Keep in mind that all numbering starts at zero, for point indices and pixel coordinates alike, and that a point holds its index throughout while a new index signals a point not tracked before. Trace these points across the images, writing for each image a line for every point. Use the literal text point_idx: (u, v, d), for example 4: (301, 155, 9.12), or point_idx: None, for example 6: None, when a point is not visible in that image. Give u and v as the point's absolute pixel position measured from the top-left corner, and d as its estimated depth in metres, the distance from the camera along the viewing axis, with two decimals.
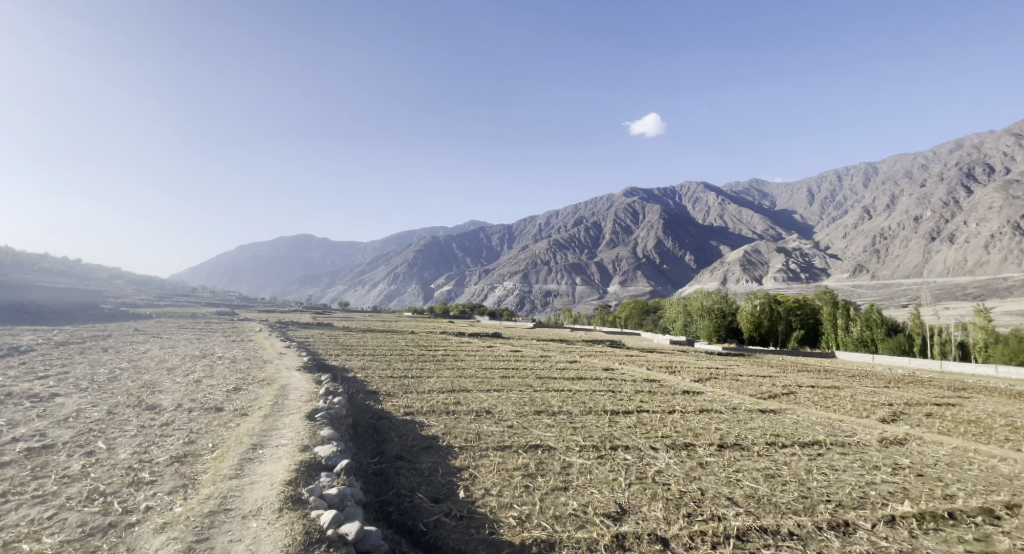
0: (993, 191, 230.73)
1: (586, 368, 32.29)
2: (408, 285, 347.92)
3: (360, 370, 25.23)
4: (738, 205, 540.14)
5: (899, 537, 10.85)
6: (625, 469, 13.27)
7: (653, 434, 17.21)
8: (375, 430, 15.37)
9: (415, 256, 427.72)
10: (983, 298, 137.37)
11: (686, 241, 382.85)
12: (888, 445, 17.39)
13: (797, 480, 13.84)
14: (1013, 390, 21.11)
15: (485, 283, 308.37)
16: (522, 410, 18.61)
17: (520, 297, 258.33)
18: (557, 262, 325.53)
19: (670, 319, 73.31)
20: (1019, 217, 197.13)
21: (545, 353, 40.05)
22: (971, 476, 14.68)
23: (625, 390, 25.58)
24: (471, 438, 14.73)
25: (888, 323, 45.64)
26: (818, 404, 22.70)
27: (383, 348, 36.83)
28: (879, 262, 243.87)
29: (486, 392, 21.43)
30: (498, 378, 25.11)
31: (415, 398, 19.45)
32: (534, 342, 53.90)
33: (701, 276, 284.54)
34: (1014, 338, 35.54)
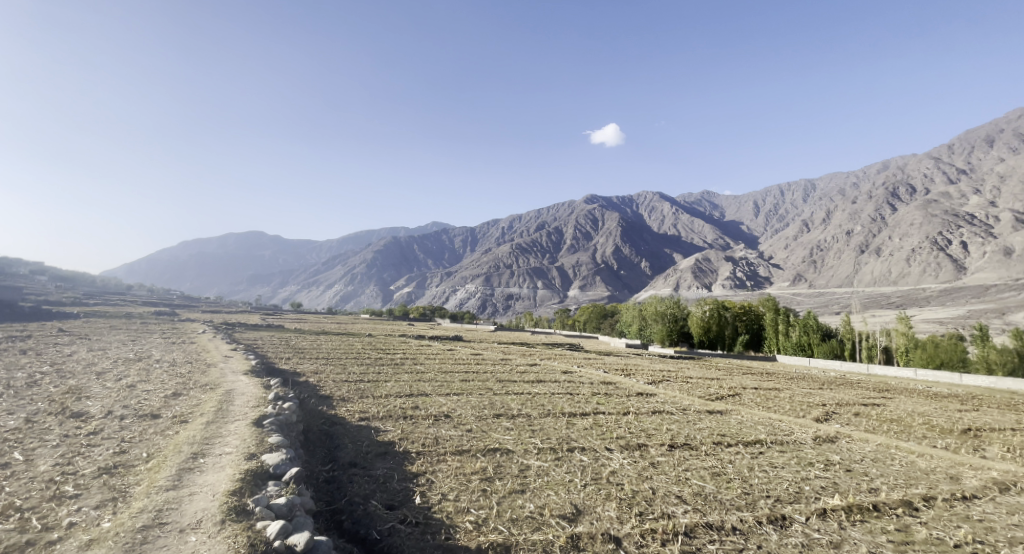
0: (915, 210, 250.30)
1: (545, 371, 32.84)
2: (366, 285, 342.00)
3: (312, 374, 24.75)
4: (691, 216, 561.33)
5: (829, 529, 11.74)
6: (582, 470, 13.78)
7: (608, 435, 17.88)
8: (327, 436, 15.26)
9: (374, 257, 420.58)
10: (904, 306, 148.17)
11: (642, 249, 393.26)
12: (821, 442, 18.71)
13: (740, 477, 14.73)
14: (933, 391, 23.04)
15: (446, 285, 306.97)
16: (481, 414, 18.87)
17: (482, 300, 258.27)
18: (519, 266, 327.65)
19: (627, 323, 75.22)
20: (937, 234, 213.87)
21: (505, 356, 40.31)
22: (892, 471, 16.03)
23: (583, 392, 26.31)
24: (427, 443, 14.88)
25: (823, 328, 48.55)
26: (760, 404, 24.09)
27: (337, 351, 36.23)
28: (816, 272, 259.06)
29: (445, 396, 21.55)
30: (457, 382, 25.22)
31: (371, 403, 19.31)
32: (495, 344, 54.16)
33: (655, 283, 293.03)
34: (931, 343, 38.41)
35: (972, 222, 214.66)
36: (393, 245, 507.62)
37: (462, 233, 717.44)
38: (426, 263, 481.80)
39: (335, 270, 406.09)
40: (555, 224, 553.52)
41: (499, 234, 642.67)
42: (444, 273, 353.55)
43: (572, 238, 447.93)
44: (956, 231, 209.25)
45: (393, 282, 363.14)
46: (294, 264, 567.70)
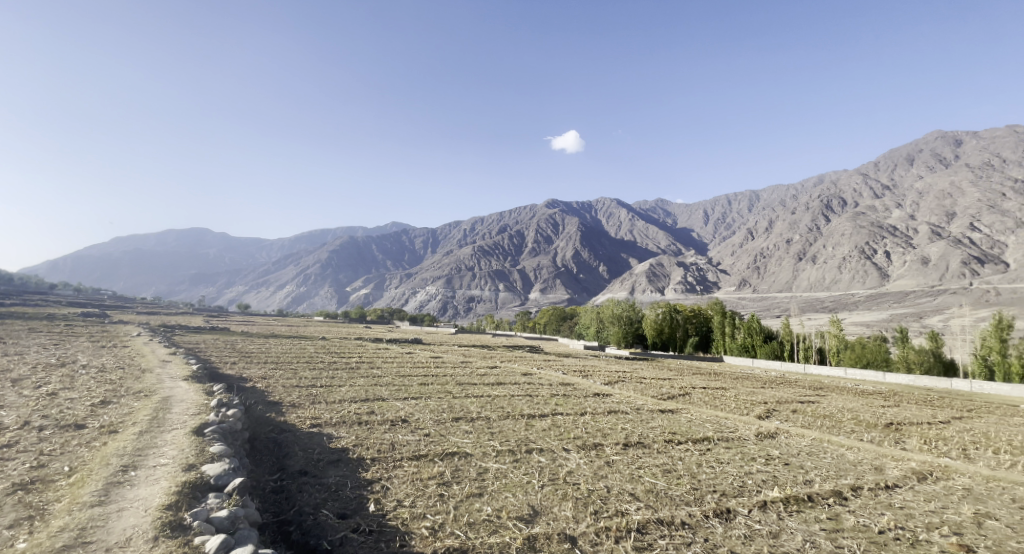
0: (846, 221, 267.72)
1: (504, 373, 33.18)
2: (321, 287, 332.43)
3: (260, 380, 24.15)
4: (646, 223, 578.92)
5: (768, 519, 12.59)
6: (539, 471, 14.17)
7: (566, 436, 18.39)
8: (275, 444, 15.07)
9: (330, 257, 409.77)
10: (836, 311, 158.28)
11: (600, 253, 401.39)
12: (762, 438, 19.91)
13: (689, 473, 15.53)
14: (865, 389, 24.74)
15: (406, 287, 302.82)
16: (439, 418, 19.02)
17: (443, 302, 256.35)
18: (480, 268, 327.80)
19: (585, 325, 76.58)
20: (865, 243, 229.95)
21: (465, 359, 40.35)
22: (826, 463, 17.26)
23: (541, 393, 26.77)
24: (383, 449, 14.94)
25: (765, 331, 51.11)
26: (708, 403, 25.28)
27: (288, 354, 35.29)
28: (760, 277, 272.36)
29: (402, 400, 21.54)
30: (415, 386, 25.22)
31: (323, 409, 19.14)
32: (454, 347, 54.20)
33: (612, 286, 300.00)
34: (860, 344, 41.16)
35: (895, 233, 232.45)
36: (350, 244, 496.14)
37: (422, 235, 711.29)
38: (384, 265, 473.52)
39: (287, 271, 392.69)
40: (515, 228, 556.73)
41: (459, 235, 640.84)
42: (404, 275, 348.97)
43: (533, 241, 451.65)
44: (881, 241, 226.06)
45: (349, 284, 354.49)
46: (244, 265, 544.92)
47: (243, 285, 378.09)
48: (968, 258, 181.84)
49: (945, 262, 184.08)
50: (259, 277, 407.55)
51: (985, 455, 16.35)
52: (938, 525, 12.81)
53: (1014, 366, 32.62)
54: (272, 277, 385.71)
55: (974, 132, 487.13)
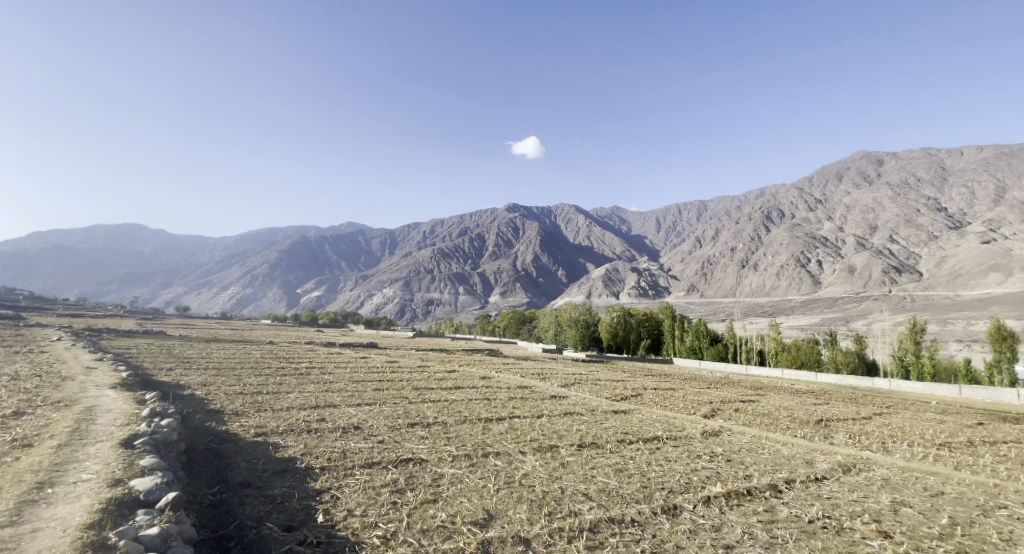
0: (784, 232, 284.34)
1: (462, 377, 33.34)
2: (271, 289, 321.05)
3: (199, 387, 23.38)
4: (603, 229, 592.69)
5: (711, 513, 13.36)
6: (495, 474, 14.51)
7: (522, 439, 18.80)
8: (214, 455, 14.73)
9: (280, 258, 396.69)
10: (775, 314, 167.76)
11: (559, 257, 407.93)
12: (707, 436, 21.00)
13: (640, 471, 16.26)
14: (803, 388, 26.31)
15: (360, 290, 297.03)
16: (394, 423, 19.07)
17: (400, 305, 252.70)
18: (440, 271, 326.82)
19: (543, 328, 77.75)
20: (800, 253, 244.88)
21: (423, 363, 40.22)
22: (764, 458, 18.40)
23: (499, 397, 27.11)
24: (334, 457, 14.89)
25: (711, 334, 53.32)
26: (658, 403, 26.40)
27: (230, 359, 34.17)
28: (707, 282, 284.48)
29: (355, 407, 21.39)
30: (369, 392, 25.04)
31: (269, 417, 18.82)
32: (412, 351, 53.88)
33: (571, 290, 305.27)
34: (795, 347, 43.48)
35: (827, 242, 248.87)
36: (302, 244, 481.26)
37: (379, 236, 700.81)
38: (339, 266, 462.53)
39: (233, 271, 377.16)
40: (474, 230, 556.99)
41: (418, 238, 635.96)
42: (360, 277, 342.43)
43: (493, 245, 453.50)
44: (815, 250, 241.79)
45: (301, 287, 343.84)
46: (186, 264, 519.27)
47: (184, 285, 359.73)
48: (888, 268, 198.77)
49: (868, 270, 200.58)
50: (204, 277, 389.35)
51: (903, 448, 17.80)
52: (859, 513, 13.96)
53: (926, 366, 35.62)
54: (216, 278, 369.05)
55: (895, 154, 529.98)
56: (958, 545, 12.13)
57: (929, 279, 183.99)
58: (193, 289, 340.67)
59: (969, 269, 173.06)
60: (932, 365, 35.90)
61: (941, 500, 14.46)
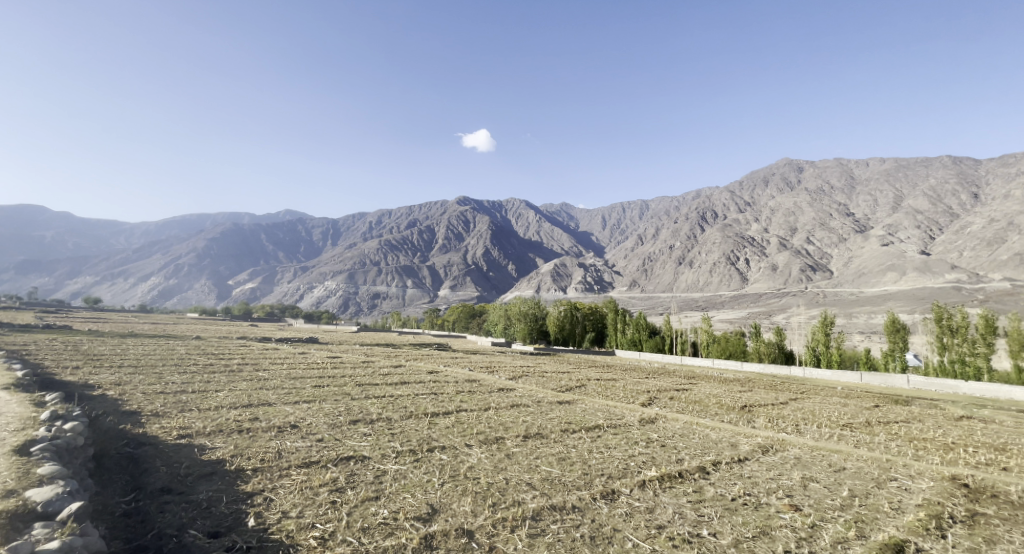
0: (716, 231, 301.00)
1: (409, 372, 33.41)
2: (198, 280, 302.44)
3: (112, 386, 22.23)
4: (551, 224, 603.82)
5: (646, 496, 14.33)
6: (440, 469, 14.89)
7: (468, 432, 19.26)
8: (130, 459, 14.10)
9: (211, 249, 374.40)
10: (707, 308, 177.94)
11: (509, 252, 411.36)
12: (644, 423, 22.27)
13: (581, 460, 17.13)
14: (732, 378, 28.13)
15: (300, 283, 286.09)
16: (335, 421, 19.00)
17: (344, 298, 245.92)
18: (388, 264, 321.93)
19: (492, 322, 78.32)
20: (731, 251, 260.51)
21: (367, 359, 39.79)
22: (695, 443, 19.76)
23: (446, 391, 27.47)
24: (268, 458, 14.64)
25: (650, 327, 55.80)
26: (600, 393, 27.61)
27: (150, 357, 32.43)
28: (647, 278, 296.76)
29: (291, 405, 21.10)
30: (308, 388, 24.71)
31: (195, 417, 18.21)
32: (356, 346, 53.04)
33: (520, 284, 308.89)
34: (724, 339, 46.48)
35: (754, 242, 265.48)
36: (235, 233, 455.89)
37: (321, 226, 677.05)
38: (276, 257, 443.07)
39: (154, 260, 351.49)
40: (421, 223, 550.15)
41: (364, 230, 623.19)
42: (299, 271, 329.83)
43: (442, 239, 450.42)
44: (743, 250, 258.27)
45: (233, 279, 326.12)
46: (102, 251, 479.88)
47: (96, 274, 330.81)
48: (806, 266, 215.19)
49: (788, 269, 217.21)
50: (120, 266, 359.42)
51: (813, 429, 19.64)
52: (772, 490, 15.39)
53: (834, 355, 39.00)
54: (132, 267, 341.81)
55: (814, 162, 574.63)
56: (853, 514, 13.71)
57: (839, 276, 201.00)
58: (106, 278, 313.61)
59: (871, 269, 190.05)
60: (839, 355, 39.30)
61: (841, 474, 16.22)
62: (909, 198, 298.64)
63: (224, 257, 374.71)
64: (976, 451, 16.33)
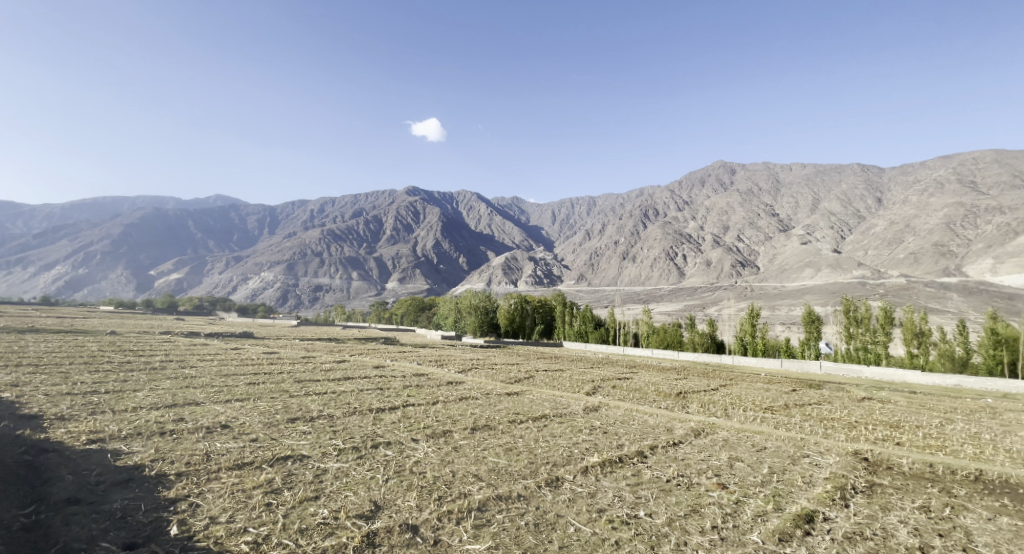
0: (657, 228, 313.58)
1: (354, 367, 33.01)
2: (114, 270, 279.97)
3: (12, 390, 20.44)
4: (502, 217, 607.95)
5: (588, 482, 14.98)
6: (384, 465, 14.61)
7: (414, 427, 19.41)
8: (32, 466, 12.55)
9: (130, 236, 347.55)
10: (647, 301, 185.70)
11: (460, 245, 410.66)
12: (588, 411, 23.25)
13: (526, 450, 17.75)
14: (667, 367, 29.78)
15: (232, 275, 272.07)
16: (272, 420, 18.33)
17: (283, 291, 237.11)
18: (331, 255, 313.39)
19: (442, 315, 78.52)
20: (670, 248, 272.36)
21: (309, 354, 38.83)
22: (634, 429, 20.89)
23: (393, 386, 27.49)
24: (195, 461, 13.59)
25: (596, 319, 57.91)
26: (547, 383, 28.58)
27: (56, 355, 30.02)
28: (593, 272, 305.10)
29: (223, 404, 20.28)
30: (242, 387, 23.87)
31: (111, 420, 16.88)
32: (296, 341, 51.49)
33: (470, 277, 309.43)
34: (664, 330, 48.87)
35: (692, 239, 278.77)
36: (160, 221, 426.00)
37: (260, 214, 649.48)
38: (208, 247, 419.02)
39: (62, 246, 321.56)
40: (369, 213, 539.35)
41: (308, 220, 603.31)
42: (231, 262, 313.56)
43: (391, 229, 443.61)
44: (681, 247, 271.20)
45: (154, 269, 304.55)
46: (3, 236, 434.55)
47: None
48: (736, 261, 230.07)
49: (721, 264, 231.40)
50: (22, 252, 326.34)
51: (738, 413, 21.27)
52: (702, 471, 16.52)
53: (759, 344, 41.99)
54: (35, 253, 310.90)
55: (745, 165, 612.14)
56: (772, 490, 14.95)
57: (765, 272, 216.13)
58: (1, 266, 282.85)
59: (791, 264, 205.23)
60: (763, 343, 42.30)
61: (762, 454, 17.67)
62: (827, 199, 323.92)
63: (144, 245, 348.75)
64: (875, 429, 18.17)
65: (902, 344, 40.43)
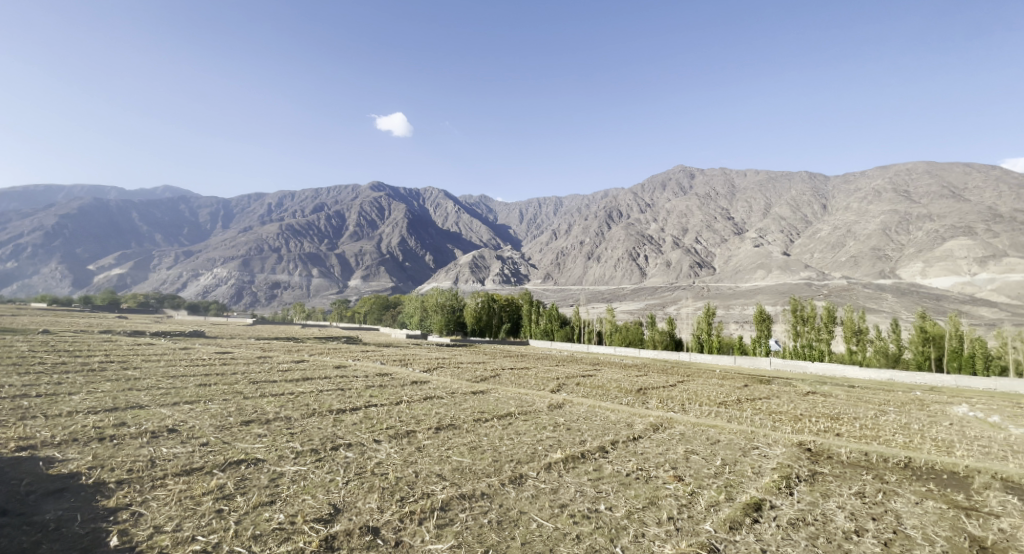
0: (620, 228, 319.60)
1: (315, 368, 32.44)
2: (47, 263, 262.04)
3: None
4: (469, 215, 606.87)
5: (552, 478, 15.16)
6: (345, 467, 14.20)
7: (377, 428, 19.25)
8: None
9: (68, 228, 326.69)
10: (610, 300, 189.26)
11: (427, 241, 407.64)
12: (552, 408, 23.70)
13: (491, 448, 17.96)
14: (629, 364, 30.63)
15: (181, 271, 260.60)
16: (225, 422, 17.71)
17: (237, 288, 229.11)
18: (291, 251, 304.97)
19: (407, 314, 77.81)
20: (633, 249, 278.37)
21: (267, 355, 37.87)
22: (596, 425, 21.42)
23: (355, 386, 27.22)
24: (139, 466, 12.91)
25: (562, 317, 58.74)
26: (512, 381, 28.97)
27: None
28: (559, 271, 308.36)
29: (171, 406, 19.53)
30: (193, 389, 23.08)
31: (43, 426, 15.90)
32: (252, 341, 49.99)
33: (437, 275, 307.60)
34: (626, 328, 50.05)
35: (653, 241, 286.23)
36: (103, 213, 403.23)
37: (215, 209, 626.63)
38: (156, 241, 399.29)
39: None
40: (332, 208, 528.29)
41: (268, 214, 585.77)
42: (180, 258, 299.97)
43: (355, 226, 436.01)
44: (643, 248, 277.57)
45: (93, 264, 286.11)
46: None
47: None
48: (695, 262, 237.70)
49: (681, 264, 239.11)
50: None
51: (695, 407, 22.11)
52: (661, 464, 17.12)
53: (714, 342, 43.61)
54: None
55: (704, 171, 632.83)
56: (726, 481, 15.60)
57: (721, 273, 223.70)
58: None
59: (745, 265, 213.32)
60: (718, 341, 43.94)
61: (717, 446, 18.45)
62: (780, 203, 338.10)
63: (84, 238, 327.78)
64: (818, 421, 19.30)
65: (842, 342, 42.63)
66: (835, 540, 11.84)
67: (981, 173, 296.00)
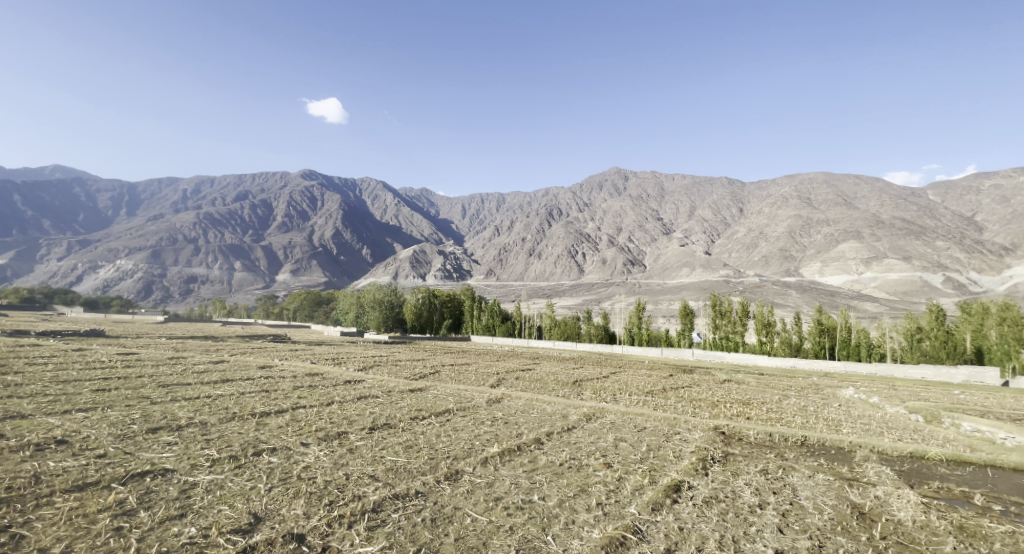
0: (559, 227, 326.67)
1: (238, 370, 30.98)
2: None
3: None
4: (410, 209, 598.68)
5: (486, 473, 15.50)
6: (268, 473, 13.81)
7: (304, 430, 18.85)
8: None
9: None
10: (550, 296, 193.02)
11: (365, 235, 397.64)
12: (491, 403, 24.17)
13: (426, 446, 18.11)
14: (564, 359, 31.56)
15: (74, 263, 235.57)
16: (127, 431, 16.62)
17: (144, 281, 211.43)
18: (211, 243, 286.06)
19: (343, 310, 75.70)
20: (572, 247, 285.33)
21: (182, 356, 35.63)
22: (532, 418, 22.10)
23: (282, 388, 26.36)
24: (23, 483, 11.90)
25: (503, 313, 59.32)
26: (450, 378, 29.16)
27: None
28: (501, 266, 310.75)
29: (62, 416, 18.03)
30: (91, 396, 21.41)
31: None
32: (163, 341, 46.59)
33: (376, 269, 300.79)
34: (565, 324, 51.38)
35: (590, 240, 293.97)
36: None
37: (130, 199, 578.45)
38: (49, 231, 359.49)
39: None
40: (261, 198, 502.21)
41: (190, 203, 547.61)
42: (74, 248, 271.42)
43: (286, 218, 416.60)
44: (581, 246, 284.81)
45: None
46: None
47: None
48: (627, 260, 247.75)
49: (615, 263, 248.69)
50: None
51: (625, 397, 23.37)
52: (592, 453, 18.00)
53: (643, 335, 45.86)
54: None
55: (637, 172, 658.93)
56: (651, 466, 16.62)
57: (651, 271, 234.01)
58: None
59: (672, 264, 224.76)
60: (647, 334, 46.26)
61: (644, 434, 19.57)
62: (706, 205, 359.22)
63: None
64: (733, 407, 20.96)
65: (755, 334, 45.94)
66: (744, 515, 12.98)
67: (871, 183, 330.15)
